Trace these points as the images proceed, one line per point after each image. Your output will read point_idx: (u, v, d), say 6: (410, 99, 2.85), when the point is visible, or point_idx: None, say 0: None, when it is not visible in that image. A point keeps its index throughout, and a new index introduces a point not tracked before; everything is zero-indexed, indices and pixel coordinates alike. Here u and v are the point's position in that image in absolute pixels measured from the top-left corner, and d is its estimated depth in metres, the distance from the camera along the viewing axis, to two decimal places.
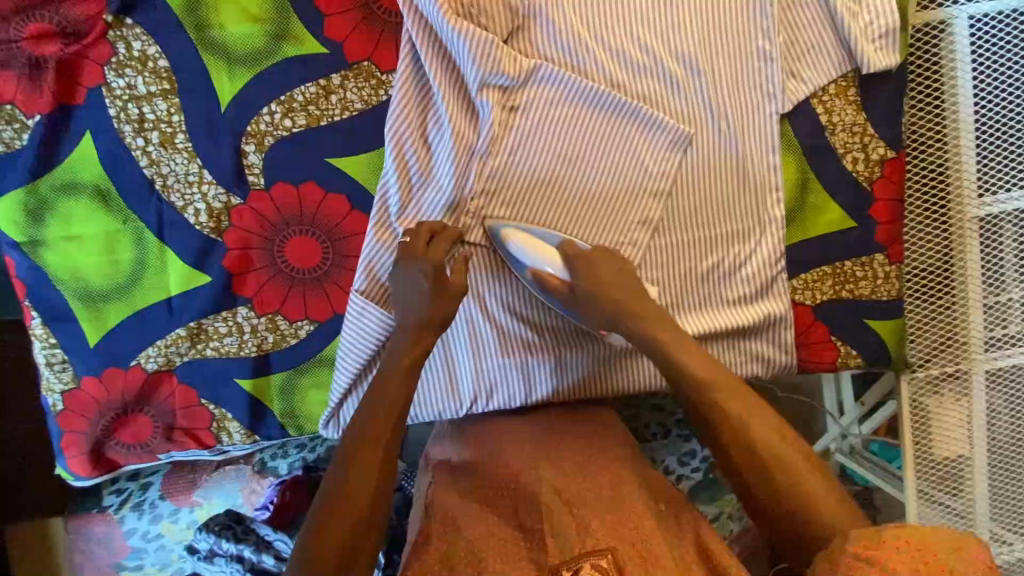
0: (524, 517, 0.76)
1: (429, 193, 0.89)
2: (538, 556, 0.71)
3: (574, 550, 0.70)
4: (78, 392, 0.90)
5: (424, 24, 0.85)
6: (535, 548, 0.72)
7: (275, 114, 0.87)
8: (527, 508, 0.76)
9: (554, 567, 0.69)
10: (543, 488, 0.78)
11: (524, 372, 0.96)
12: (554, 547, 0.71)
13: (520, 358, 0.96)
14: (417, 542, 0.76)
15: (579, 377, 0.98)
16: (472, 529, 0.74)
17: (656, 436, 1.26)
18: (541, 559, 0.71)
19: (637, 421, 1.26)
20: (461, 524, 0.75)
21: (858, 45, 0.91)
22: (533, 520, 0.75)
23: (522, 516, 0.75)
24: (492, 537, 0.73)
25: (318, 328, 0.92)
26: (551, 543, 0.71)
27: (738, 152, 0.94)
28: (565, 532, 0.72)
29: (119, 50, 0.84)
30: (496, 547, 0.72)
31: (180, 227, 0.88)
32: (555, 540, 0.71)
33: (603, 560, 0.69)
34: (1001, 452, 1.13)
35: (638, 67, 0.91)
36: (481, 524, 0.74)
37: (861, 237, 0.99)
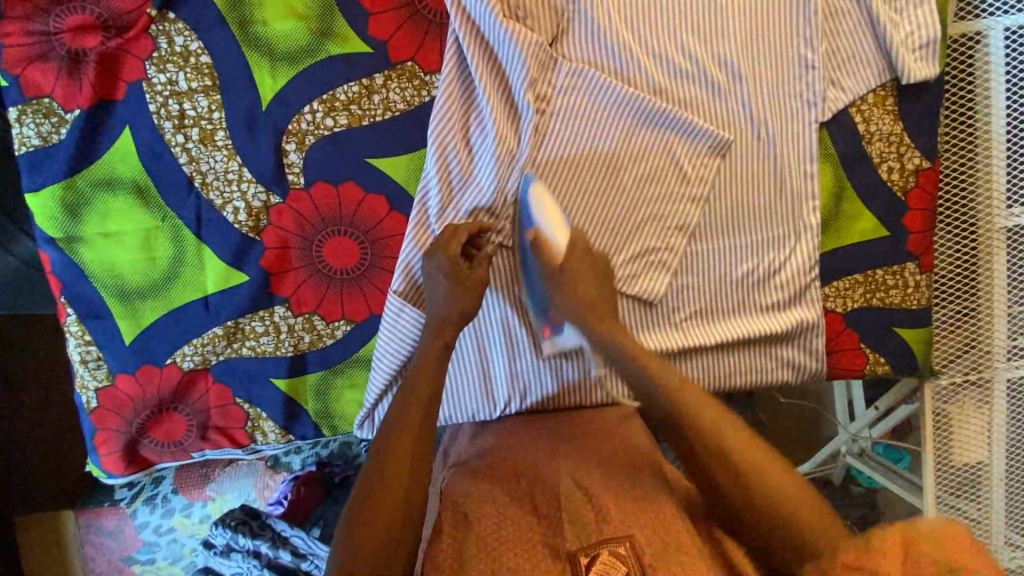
0: (540, 503, 0.80)
1: (469, 196, 0.89)
2: (556, 543, 0.75)
3: (590, 537, 0.74)
4: (112, 389, 0.90)
5: (470, 25, 0.85)
6: (550, 533, 0.76)
7: (317, 113, 0.87)
8: (549, 497, 0.80)
9: (572, 553, 0.73)
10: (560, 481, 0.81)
11: (555, 369, 0.96)
12: (571, 531, 0.75)
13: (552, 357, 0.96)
14: (456, 544, 0.76)
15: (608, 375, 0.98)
16: (485, 522, 0.77)
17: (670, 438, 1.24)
18: (557, 543, 0.74)
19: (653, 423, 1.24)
20: (477, 515, 0.78)
21: (900, 55, 0.92)
22: (551, 508, 0.78)
23: (538, 500, 0.80)
24: (516, 528, 0.76)
25: (354, 329, 0.92)
26: (569, 531, 0.75)
27: (776, 159, 0.94)
28: (583, 520, 0.76)
29: (161, 44, 0.83)
30: (516, 535, 0.75)
31: (219, 225, 0.88)
32: (573, 530, 0.75)
33: (621, 548, 0.72)
34: (1017, 459, 1.15)
35: (681, 72, 0.91)
36: (491, 520, 0.77)
37: (894, 247, 1.00)
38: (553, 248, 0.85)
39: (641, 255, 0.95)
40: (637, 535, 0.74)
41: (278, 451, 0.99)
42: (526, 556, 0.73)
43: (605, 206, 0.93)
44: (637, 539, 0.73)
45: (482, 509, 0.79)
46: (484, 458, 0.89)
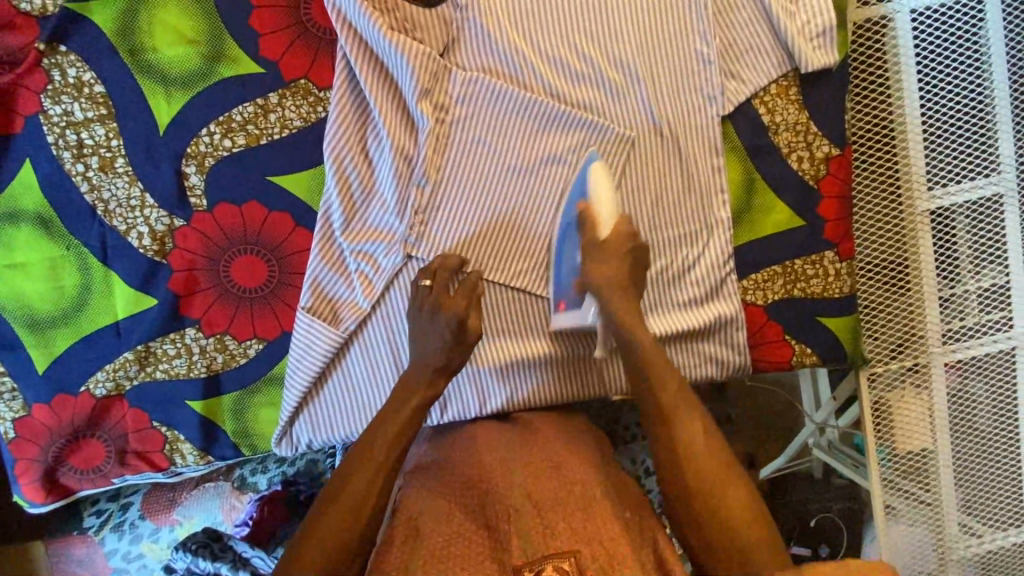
0: (490, 514, 0.76)
1: (374, 208, 0.90)
2: (503, 556, 0.71)
3: (535, 552, 0.70)
4: (29, 419, 0.90)
5: (358, 40, 0.86)
6: (497, 548, 0.72)
7: (214, 135, 0.88)
8: (497, 508, 0.76)
9: (516, 568, 0.69)
10: (512, 494, 0.77)
11: (494, 378, 0.96)
12: (517, 548, 0.71)
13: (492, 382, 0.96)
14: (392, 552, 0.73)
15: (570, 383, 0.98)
16: (434, 537, 0.73)
17: (636, 439, 1.17)
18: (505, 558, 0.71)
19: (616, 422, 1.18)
20: (425, 532, 0.74)
21: (796, 44, 0.92)
22: (499, 520, 0.74)
23: (487, 513, 0.76)
24: (464, 542, 0.73)
25: (266, 348, 0.92)
26: (517, 543, 0.71)
27: (681, 155, 0.94)
28: (531, 534, 0.71)
29: (55, 77, 0.85)
30: (462, 552, 0.72)
31: (124, 251, 0.89)
32: (519, 544, 0.71)
33: (565, 564, 0.68)
34: (963, 444, 1.13)
35: (576, 74, 0.91)
36: (442, 534, 0.73)
37: (811, 236, 0.99)
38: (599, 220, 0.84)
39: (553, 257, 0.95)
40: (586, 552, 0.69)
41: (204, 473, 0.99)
42: (471, 569, 0.70)
43: (524, 214, 0.93)
44: (582, 556, 0.69)
45: (432, 525, 0.75)
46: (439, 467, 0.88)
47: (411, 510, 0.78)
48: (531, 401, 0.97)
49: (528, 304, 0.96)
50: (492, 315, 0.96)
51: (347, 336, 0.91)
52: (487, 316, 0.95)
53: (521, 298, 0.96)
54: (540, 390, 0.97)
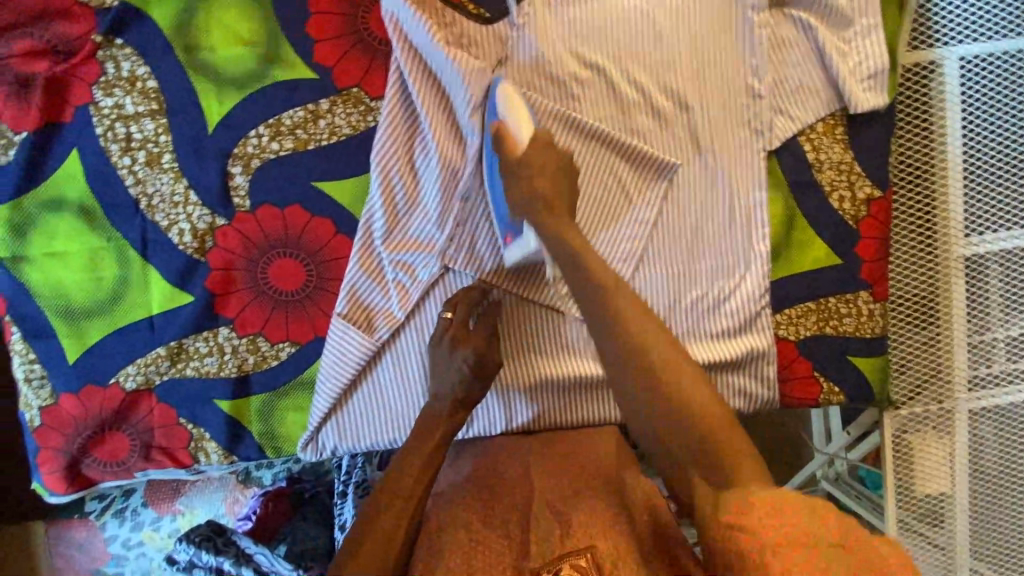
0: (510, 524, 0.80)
1: (416, 220, 0.90)
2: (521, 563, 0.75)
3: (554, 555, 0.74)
4: (56, 408, 0.90)
5: (412, 52, 0.86)
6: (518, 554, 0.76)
7: (262, 137, 0.88)
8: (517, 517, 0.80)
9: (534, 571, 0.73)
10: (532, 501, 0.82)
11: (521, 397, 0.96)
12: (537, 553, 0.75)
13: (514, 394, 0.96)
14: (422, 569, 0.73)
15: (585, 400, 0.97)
16: (455, 545, 0.77)
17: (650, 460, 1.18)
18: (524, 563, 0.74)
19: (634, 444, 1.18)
20: (449, 542, 0.77)
21: (847, 84, 0.92)
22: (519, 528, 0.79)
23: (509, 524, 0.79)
24: (487, 547, 0.76)
25: (298, 352, 0.92)
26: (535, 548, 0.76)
27: (725, 186, 0.94)
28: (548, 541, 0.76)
29: (108, 69, 0.85)
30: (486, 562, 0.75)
31: (164, 246, 0.88)
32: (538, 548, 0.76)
33: (581, 561, 0.72)
34: (982, 491, 1.13)
35: (627, 100, 0.91)
36: (462, 541, 0.77)
37: (847, 275, 0.99)
38: (513, 139, 0.79)
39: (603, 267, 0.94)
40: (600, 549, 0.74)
41: (224, 471, 0.99)
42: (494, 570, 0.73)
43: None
44: (598, 551, 0.73)
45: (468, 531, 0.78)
46: (462, 481, 0.88)
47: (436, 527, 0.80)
48: (549, 416, 0.97)
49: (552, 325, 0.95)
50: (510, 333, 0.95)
51: (379, 345, 0.90)
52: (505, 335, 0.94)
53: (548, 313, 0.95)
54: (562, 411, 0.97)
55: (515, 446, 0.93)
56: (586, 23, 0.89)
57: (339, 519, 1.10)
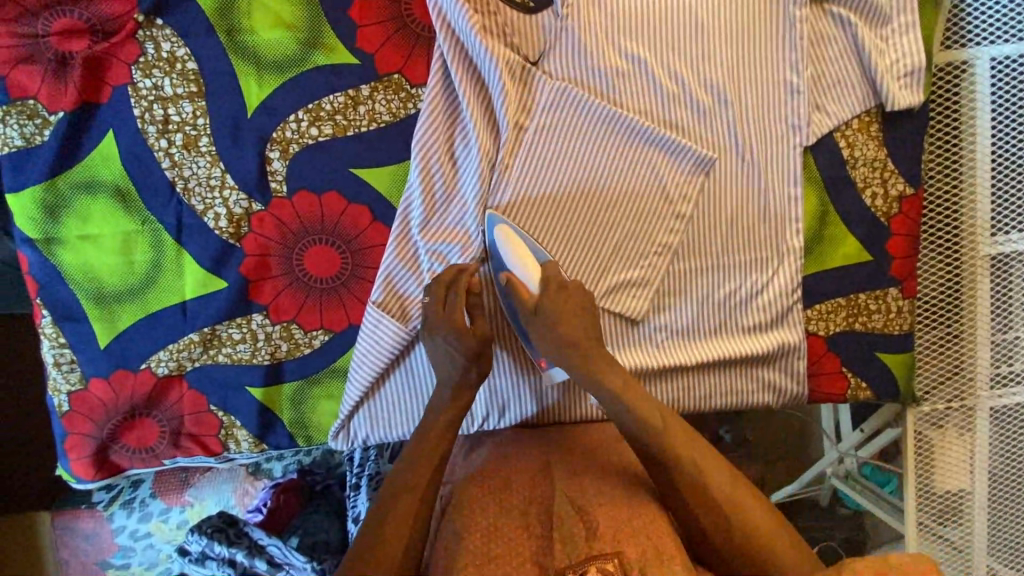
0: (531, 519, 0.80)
1: (453, 209, 0.90)
2: (543, 560, 0.75)
3: (578, 555, 0.74)
4: (85, 393, 0.89)
5: (455, 40, 0.86)
6: (539, 551, 0.76)
7: (301, 122, 0.87)
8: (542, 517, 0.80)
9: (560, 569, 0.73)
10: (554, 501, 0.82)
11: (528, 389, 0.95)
12: (561, 548, 0.75)
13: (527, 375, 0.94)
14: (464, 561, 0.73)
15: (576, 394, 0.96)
16: (472, 534, 0.78)
17: None
18: (545, 561, 0.75)
19: None
20: (468, 530, 0.78)
21: (885, 82, 0.93)
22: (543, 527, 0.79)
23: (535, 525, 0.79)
24: (510, 542, 0.77)
25: (331, 340, 0.91)
26: (558, 548, 0.76)
27: (760, 180, 0.94)
28: (574, 540, 0.75)
29: (148, 50, 0.83)
30: (506, 548, 0.76)
31: (199, 231, 0.87)
32: (562, 547, 0.75)
33: (610, 566, 0.71)
34: (1001, 488, 1.14)
35: (667, 92, 0.91)
36: (479, 530, 0.78)
37: (877, 272, 1.00)
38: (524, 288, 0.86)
39: (634, 261, 0.94)
40: (628, 553, 0.74)
41: (251, 460, 0.98)
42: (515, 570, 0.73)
43: (590, 227, 0.93)
44: (625, 558, 0.73)
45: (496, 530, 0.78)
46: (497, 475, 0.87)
47: (451, 519, 0.82)
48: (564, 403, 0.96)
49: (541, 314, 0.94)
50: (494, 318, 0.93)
51: (413, 334, 0.90)
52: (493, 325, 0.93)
53: None
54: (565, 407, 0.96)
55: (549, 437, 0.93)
56: (628, 15, 0.89)
57: (352, 512, 1.11)
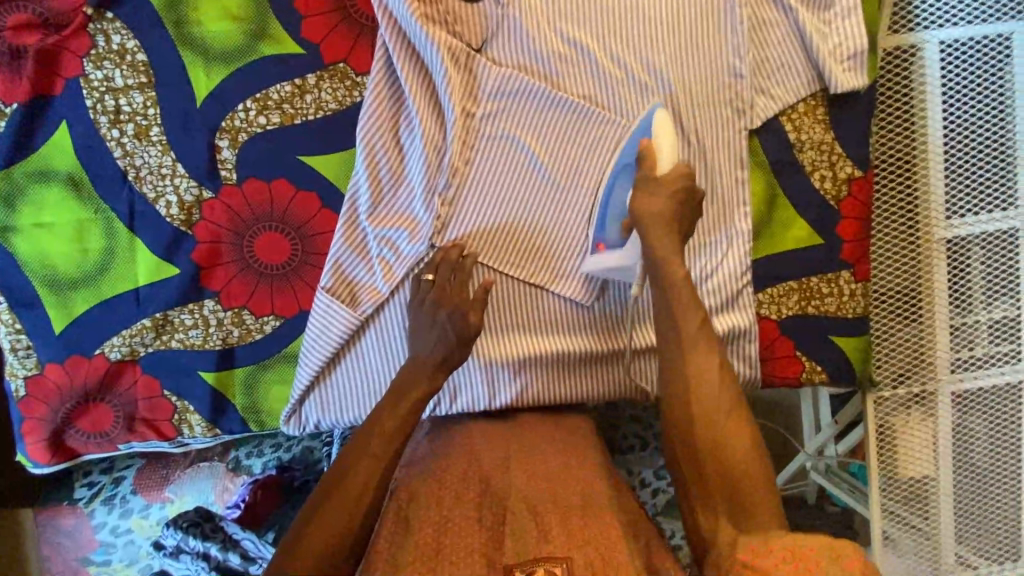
0: (486, 508, 0.75)
1: (401, 195, 0.91)
2: (492, 553, 0.69)
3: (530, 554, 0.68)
4: (41, 378, 0.91)
5: (398, 29, 0.88)
6: (490, 544, 0.70)
7: (249, 111, 0.89)
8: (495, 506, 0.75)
9: (508, 568, 0.67)
10: (509, 492, 0.77)
11: (500, 374, 0.95)
12: (512, 548, 0.69)
13: (502, 368, 0.95)
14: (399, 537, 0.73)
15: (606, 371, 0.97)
16: (424, 525, 0.73)
17: (632, 448, 1.19)
18: (496, 558, 0.68)
19: (614, 430, 1.19)
20: (417, 523, 0.73)
21: (827, 65, 0.94)
22: (496, 518, 0.73)
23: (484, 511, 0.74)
24: (459, 531, 0.71)
25: (282, 325, 0.93)
26: (511, 546, 0.69)
27: (706, 164, 0.95)
28: (526, 536, 0.69)
29: (99, 42, 0.86)
30: (452, 543, 0.70)
31: (151, 218, 0.89)
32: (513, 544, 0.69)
33: (557, 570, 0.65)
34: (965, 474, 1.13)
35: (610, 77, 0.92)
36: (430, 525, 0.73)
37: (828, 254, 1.00)
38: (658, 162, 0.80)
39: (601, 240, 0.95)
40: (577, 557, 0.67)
41: (207, 446, 0.99)
42: (463, 566, 0.67)
43: (550, 206, 0.93)
44: (575, 563, 0.66)
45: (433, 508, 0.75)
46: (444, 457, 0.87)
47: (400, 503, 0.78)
48: (529, 393, 0.96)
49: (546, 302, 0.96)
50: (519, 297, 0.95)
51: (363, 319, 0.91)
52: (492, 307, 0.95)
53: (530, 292, 0.95)
54: (549, 388, 0.96)
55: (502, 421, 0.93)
56: (569, 3, 0.91)
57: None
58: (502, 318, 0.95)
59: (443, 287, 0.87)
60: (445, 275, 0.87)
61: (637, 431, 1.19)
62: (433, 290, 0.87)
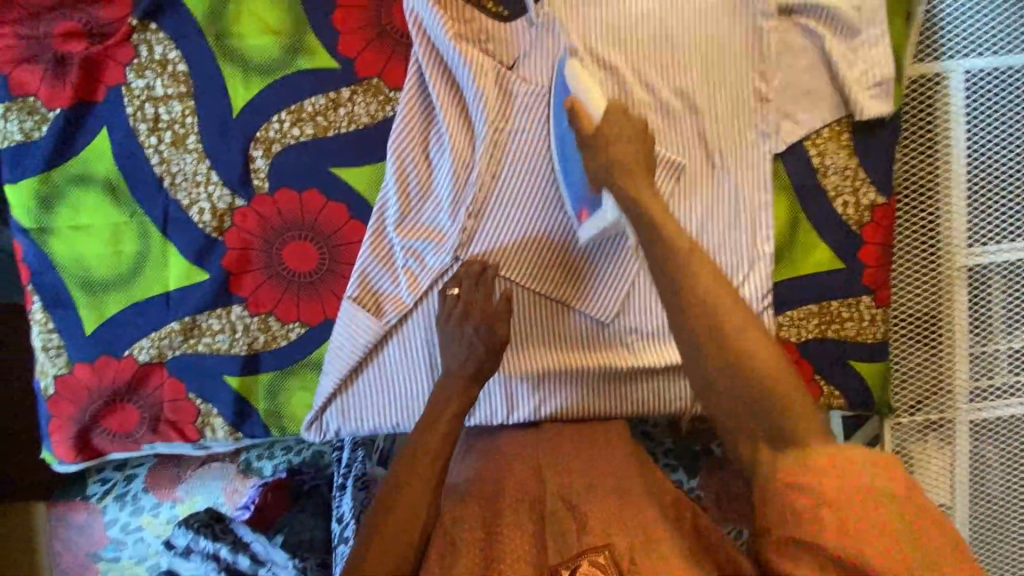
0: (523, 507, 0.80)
1: (428, 207, 0.93)
2: (539, 557, 0.74)
3: (571, 550, 0.73)
4: (70, 377, 0.92)
5: (431, 47, 0.90)
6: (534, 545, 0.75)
7: (284, 122, 0.91)
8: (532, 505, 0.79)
9: (552, 567, 0.73)
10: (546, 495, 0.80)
11: (528, 387, 0.96)
12: (554, 551, 0.74)
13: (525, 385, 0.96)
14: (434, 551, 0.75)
15: (631, 390, 0.98)
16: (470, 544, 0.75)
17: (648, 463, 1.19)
18: (541, 561, 0.73)
19: None
20: (463, 542, 0.75)
21: (852, 92, 0.95)
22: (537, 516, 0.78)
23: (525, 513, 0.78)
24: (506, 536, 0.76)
25: (307, 333, 0.94)
26: (553, 546, 0.75)
27: (730, 185, 0.96)
28: (566, 533, 0.75)
29: (141, 52, 0.89)
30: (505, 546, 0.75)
31: (184, 224, 0.91)
32: (554, 543, 0.75)
33: (601, 558, 0.70)
34: (982, 504, 1.12)
35: (637, 98, 0.93)
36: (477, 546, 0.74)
37: (849, 279, 1.00)
38: (586, 113, 0.85)
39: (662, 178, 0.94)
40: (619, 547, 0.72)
41: (227, 449, 1.00)
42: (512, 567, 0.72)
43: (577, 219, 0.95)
44: (615, 548, 0.72)
45: (461, 519, 0.78)
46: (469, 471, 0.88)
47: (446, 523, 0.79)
48: (551, 410, 0.96)
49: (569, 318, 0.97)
50: (544, 316, 0.96)
51: (387, 329, 0.92)
52: (516, 322, 0.96)
53: (555, 309, 0.96)
54: (572, 405, 0.97)
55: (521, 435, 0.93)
56: (600, 23, 0.92)
57: (338, 512, 1.11)
58: (526, 330, 0.96)
59: (468, 301, 0.89)
60: (469, 289, 0.89)
61: (652, 445, 1.19)
62: (458, 301, 0.89)
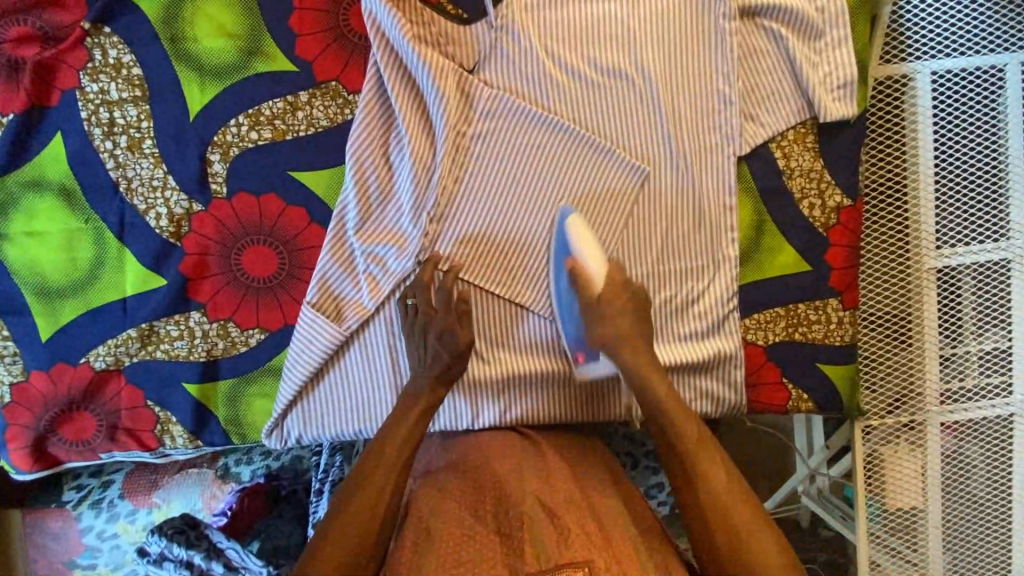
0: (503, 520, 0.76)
1: (389, 212, 0.92)
2: (515, 562, 0.72)
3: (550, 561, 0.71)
4: (26, 385, 0.91)
5: (390, 50, 0.89)
6: (511, 554, 0.73)
7: (241, 126, 0.90)
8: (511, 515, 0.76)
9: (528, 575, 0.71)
10: (526, 500, 0.78)
11: (489, 394, 0.94)
12: (531, 555, 0.72)
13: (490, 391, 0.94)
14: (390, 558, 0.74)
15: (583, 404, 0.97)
16: (446, 538, 0.74)
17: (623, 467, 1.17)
18: (517, 566, 0.72)
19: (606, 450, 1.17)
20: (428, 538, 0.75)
21: (816, 94, 0.94)
22: (512, 526, 0.75)
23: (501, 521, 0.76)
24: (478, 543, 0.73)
25: (267, 338, 0.93)
26: (529, 551, 0.72)
27: (695, 188, 0.95)
28: (544, 543, 0.72)
29: (95, 56, 0.88)
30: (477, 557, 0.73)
31: (141, 230, 0.90)
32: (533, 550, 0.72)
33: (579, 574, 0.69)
34: (954, 506, 1.11)
35: (599, 100, 0.93)
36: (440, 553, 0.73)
37: (816, 281, 0.99)
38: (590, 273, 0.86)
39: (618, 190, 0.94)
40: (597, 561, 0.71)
41: (189, 456, 0.99)
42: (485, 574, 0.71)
43: (545, 227, 0.94)
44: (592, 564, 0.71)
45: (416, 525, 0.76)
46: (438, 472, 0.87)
47: (422, 514, 0.79)
48: (512, 415, 0.95)
49: (529, 322, 0.95)
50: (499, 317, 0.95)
51: (348, 335, 0.91)
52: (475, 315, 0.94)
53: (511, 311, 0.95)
54: (535, 411, 0.95)
55: (484, 441, 0.92)
56: (560, 26, 0.92)
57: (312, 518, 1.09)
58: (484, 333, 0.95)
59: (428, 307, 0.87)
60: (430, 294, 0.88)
61: (629, 450, 1.17)
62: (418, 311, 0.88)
